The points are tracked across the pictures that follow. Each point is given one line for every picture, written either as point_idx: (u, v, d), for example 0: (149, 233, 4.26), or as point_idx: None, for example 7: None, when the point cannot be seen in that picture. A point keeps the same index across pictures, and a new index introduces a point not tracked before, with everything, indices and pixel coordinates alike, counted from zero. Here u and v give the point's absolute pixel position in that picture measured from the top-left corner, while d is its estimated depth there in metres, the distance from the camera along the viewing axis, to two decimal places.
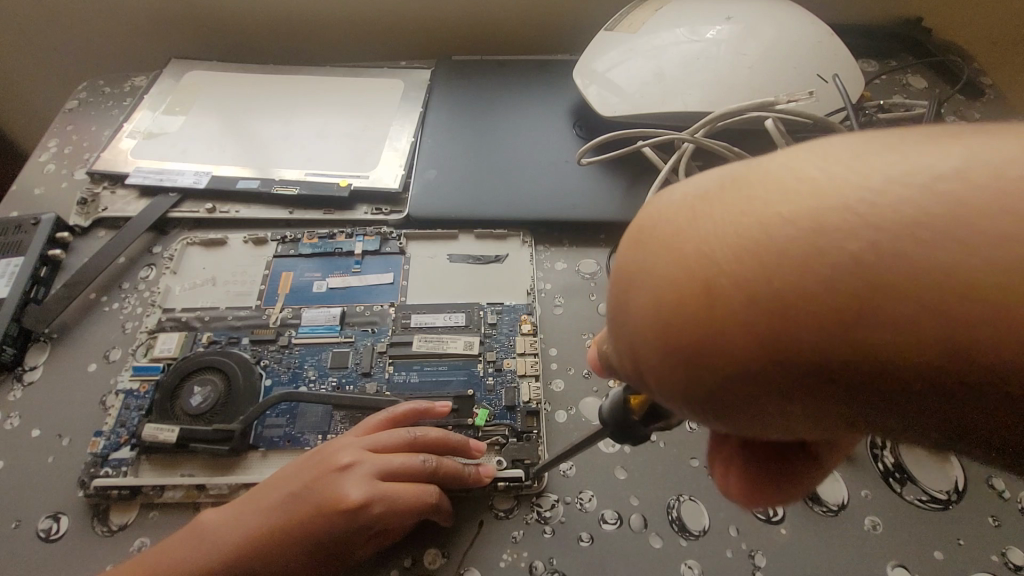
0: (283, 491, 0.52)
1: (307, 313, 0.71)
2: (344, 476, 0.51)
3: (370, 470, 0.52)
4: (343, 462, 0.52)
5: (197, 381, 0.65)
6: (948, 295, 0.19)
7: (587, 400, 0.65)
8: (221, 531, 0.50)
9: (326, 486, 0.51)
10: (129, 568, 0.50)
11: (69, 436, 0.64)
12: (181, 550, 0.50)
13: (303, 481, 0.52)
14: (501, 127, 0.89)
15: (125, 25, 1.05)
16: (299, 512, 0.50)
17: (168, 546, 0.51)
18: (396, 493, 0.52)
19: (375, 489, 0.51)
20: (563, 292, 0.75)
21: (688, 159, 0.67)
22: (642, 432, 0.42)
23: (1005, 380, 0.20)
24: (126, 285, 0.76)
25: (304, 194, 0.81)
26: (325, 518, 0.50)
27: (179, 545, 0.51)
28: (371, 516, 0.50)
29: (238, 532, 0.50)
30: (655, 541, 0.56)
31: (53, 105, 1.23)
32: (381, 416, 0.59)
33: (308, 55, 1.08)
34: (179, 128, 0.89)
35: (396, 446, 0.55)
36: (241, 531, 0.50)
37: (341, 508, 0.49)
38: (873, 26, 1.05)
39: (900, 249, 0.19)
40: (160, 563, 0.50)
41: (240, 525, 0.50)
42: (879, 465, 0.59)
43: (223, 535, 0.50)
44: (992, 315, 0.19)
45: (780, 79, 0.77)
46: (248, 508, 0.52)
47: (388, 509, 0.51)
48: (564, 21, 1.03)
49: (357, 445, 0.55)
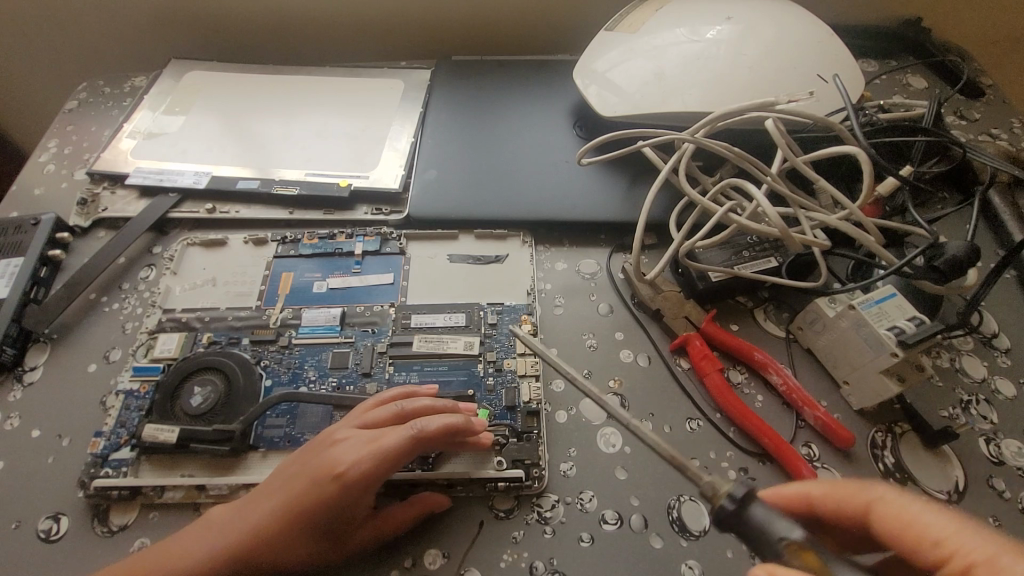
0: (284, 472, 0.54)
1: (307, 313, 0.71)
2: (335, 448, 0.53)
3: (359, 439, 0.53)
4: (336, 437, 0.54)
5: (197, 381, 0.65)
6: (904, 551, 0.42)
7: (587, 400, 0.66)
8: (221, 529, 0.51)
9: (321, 460, 0.52)
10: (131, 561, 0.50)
11: (69, 436, 0.63)
12: (192, 538, 0.51)
13: (301, 459, 0.54)
14: (500, 127, 0.89)
15: (124, 25, 1.05)
16: (299, 488, 0.52)
17: (177, 534, 0.52)
18: (383, 451, 0.52)
19: (364, 452, 0.52)
20: (564, 293, 0.75)
21: (688, 158, 0.66)
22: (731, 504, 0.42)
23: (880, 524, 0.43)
24: (126, 285, 0.76)
25: (303, 194, 0.80)
26: (319, 489, 0.51)
27: (189, 534, 0.52)
28: (364, 479, 0.51)
29: (235, 533, 0.51)
30: (655, 541, 0.56)
31: (52, 106, 1.23)
32: (371, 400, 0.59)
33: (307, 56, 1.09)
34: (179, 129, 0.89)
35: (385, 419, 0.56)
36: (238, 531, 0.51)
37: (330, 476, 0.51)
38: (874, 26, 1.05)
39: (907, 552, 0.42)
40: (168, 551, 0.51)
41: (247, 510, 0.52)
42: (880, 465, 0.61)
43: (221, 534, 0.51)
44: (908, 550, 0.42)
45: (781, 79, 0.77)
46: (246, 505, 0.52)
47: (376, 466, 0.51)
48: (564, 22, 1.03)
49: (348, 424, 0.56)
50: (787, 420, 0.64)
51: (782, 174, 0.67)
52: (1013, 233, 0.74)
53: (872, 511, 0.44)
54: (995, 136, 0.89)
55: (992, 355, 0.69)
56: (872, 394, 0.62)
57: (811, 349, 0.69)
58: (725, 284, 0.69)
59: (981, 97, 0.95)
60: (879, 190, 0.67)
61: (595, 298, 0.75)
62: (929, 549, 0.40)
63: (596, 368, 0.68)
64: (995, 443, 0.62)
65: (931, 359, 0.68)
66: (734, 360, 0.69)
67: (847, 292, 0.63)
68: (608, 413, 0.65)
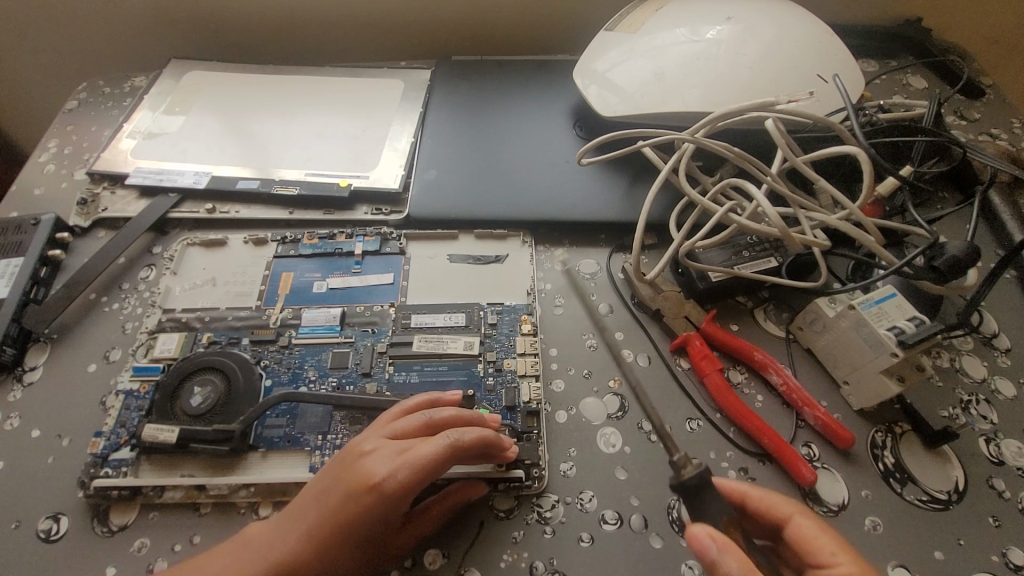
0: (315, 486, 0.53)
1: (307, 313, 0.71)
2: (368, 459, 0.52)
3: (393, 451, 0.53)
4: (366, 449, 0.53)
5: (197, 382, 0.65)
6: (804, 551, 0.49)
7: (587, 400, 0.66)
8: (257, 548, 0.50)
9: (354, 472, 0.52)
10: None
11: (69, 436, 0.63)
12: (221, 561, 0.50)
13: (331, 473, 0.53)
14: (500, 127, 0.89)
15: (124, 25, 1.05)
16: (335, 501, 0.51)
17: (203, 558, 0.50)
18: (420, 460, 0.52)
19: (400, 461, 0.52)
20: (564, 293, 0.75)
21: (688, 158, 0.66)
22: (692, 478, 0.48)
23: (792, 529, 0.50)
24: (126, 285, 0.76)
25: (303, 194, 0.80)
26: (355, 502, 0.50)
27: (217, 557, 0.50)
28: (403, 488, 0.51)
29: (273, 551, 0.50)
30: (655, 541, 0.56)
31: (52, 106, 1.23)
32: (393, 410, 0.59)
33: (306, 56, 1.09)
34: (179, 129, 0.89)
35: (413, 430, 0.56)
36: (276, 549, 0.50)
37: (367, 489, 0.51)
38: (874, 26, 1.05)
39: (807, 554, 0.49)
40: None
41: (281, 530, 0.51)
42: (879, 465, 0.61)
43: (258, 554, 0.50)
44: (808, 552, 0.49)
45: (781, 80, 0.77)
46: (281, 524, 0.51)
47: (414, 475, 0.51)
48: (564, 22, 1.03)
49: (378, 434, 0.55)
50: (787, 421, 0.64)
51: (782, 174, 0.67)
52: (1013, 233, 0.74)
53: (792, 521, 0.50)
54: (995, 136, 0.89)
55: (992, 355, 0.69)
56: (872, 394, 0.62)
57: (811, 349, 0.69)
58: (725, 284, 0.69)
59: (981, 97, 0.95)
60: (879, 190, 0.67)
61: (595, 298, 0.75)
62: (827, 556, 0.48)
63: (596, 369, 0.68)
64: (994, 443, 0.62)
65: (930, 359, 0.68)
66: (734, 360, 0.69)
67: (848, 292, 0.63)
68: (608, 413, 0.65)
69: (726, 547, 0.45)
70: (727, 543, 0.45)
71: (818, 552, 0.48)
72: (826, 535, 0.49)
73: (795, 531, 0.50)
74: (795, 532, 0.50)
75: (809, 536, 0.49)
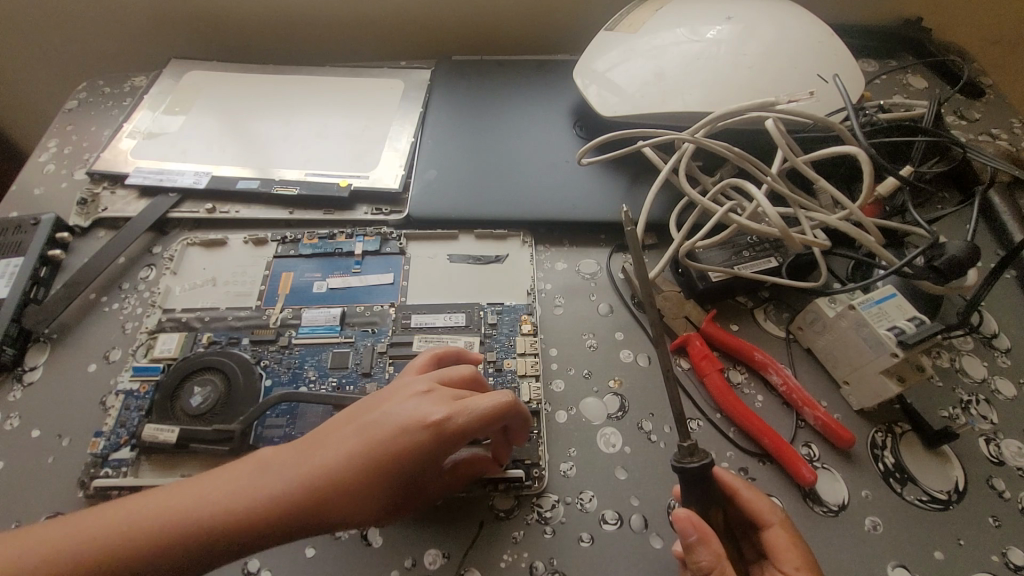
0: (359, 416, 0.52)
1: (307, 313, 0.71)
2: (422, 400, 0.52)
3: (450, 396, 0.53)
4: (420, 389, 0.53)
5: (197, 381, 0.65)
6: (772, 554, 0.51)
7: (587, 400, 0.66)
8: (284, 465, 0.49)
9: (408, 411, 0.51)
10: (160, 502, 0.47)
11: (69, 436, 0.63)
12: (252, 475, 0.49)
13: (374, 413, 0.51)
14: (499, 126, 0.89)
15: (124, 26, 1.05)
16: (382, 436, 0.49)
17: (229, 472, 0.49)
18: (480, 402, 0.51)
19: (455, 408, 0.50)
20: (564, 293, 0.75)
21: (688, 158, 0.66)
22: (692, 473, 0.50)
23: (770, 533, 0.51)
24: (126, 285, 0.76)
25: (303, 194, 0.80)
26: (408, 441, 0.49)
27: (245, 474, 0.49)
28: (458, 433, 0.50)
29: (303, 471, 0.48)
30: (655, 541, 0.56)
31: (51, 106, 1.23)
32: (425, 356, 0.60)
33: (306, 56, 1.09)
34: (179, 129, 0.89)
35: (460, 378, 0.56)
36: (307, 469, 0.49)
37: (423, 427, 0.49)
38: (874, 26, 1.05)
39: (773, 557, 0.51)
40: (209, 494, 0.47)
41: (317, 450, 0.50)
42: (879, 465, 0.61)
43: (287, 470, 0.49)
44: (776, 556, 0.51)
45: (781, 80, 0.77)
46: (318, 447, 0.50)
47: (470, 421, 0.50)
48: (565, 21, 1.03)
49: (426, 378, 0.55)
50: (787, 421, 0.64)
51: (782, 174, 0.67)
52: (1013, 233, 0.74)
53: (770, 526, 0.51)
54: (995, 136, 0.89)
55: (992, 355, 0.69)
56: (872, 394, 0.62)
57: (811, 350, 0.69)
58: (725, 284, 0.69)
59: (980, 97, 0.95)
60: (880, 189, 0.67)
61: (595, 298, 0.75)
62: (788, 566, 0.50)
63: (596, 368, 0.68)
64: (994, 443, 0.62)
65: (930, 359, 0.68)
66: (734, 360, 0.69)
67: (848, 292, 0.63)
68: (608, 413, 0.65)
69: (704, 541, 0.47)
70: (705, 538, 0.47)
71: (784, 562, 0.50)
72: (797, 549, 0.50)
73: (772, 537, 0.51)
74: (771, 537, 0.51)
75: (781, 545, 0.51)
